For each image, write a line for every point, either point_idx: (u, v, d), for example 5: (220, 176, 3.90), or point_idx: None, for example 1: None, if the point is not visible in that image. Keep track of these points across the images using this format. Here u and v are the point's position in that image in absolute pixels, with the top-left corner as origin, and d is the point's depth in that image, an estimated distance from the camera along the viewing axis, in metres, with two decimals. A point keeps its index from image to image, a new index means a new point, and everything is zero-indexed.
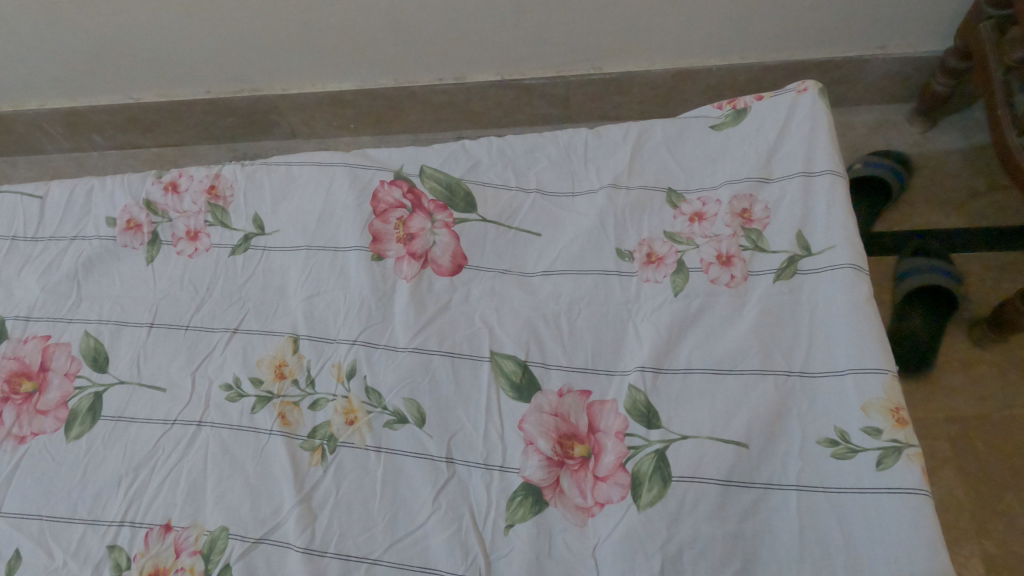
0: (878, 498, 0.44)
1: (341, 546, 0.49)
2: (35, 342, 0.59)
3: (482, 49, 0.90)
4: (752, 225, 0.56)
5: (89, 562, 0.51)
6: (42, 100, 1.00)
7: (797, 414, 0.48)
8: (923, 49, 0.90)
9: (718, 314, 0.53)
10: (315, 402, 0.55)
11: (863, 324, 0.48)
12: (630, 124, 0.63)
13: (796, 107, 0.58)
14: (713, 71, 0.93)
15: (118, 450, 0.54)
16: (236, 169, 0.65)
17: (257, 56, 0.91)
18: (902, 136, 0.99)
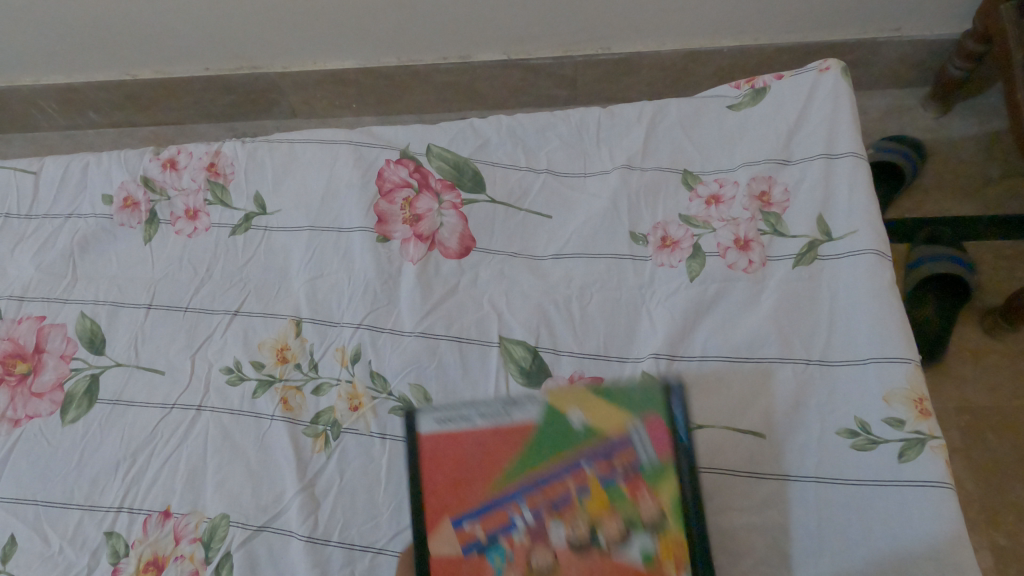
0: (899, 491, 0.43)
1: (344, 535, 0.48)
2: (30, 322, 0.57)
3: (487, 27, 0.88)
4: (771, 209, 0.54)
5: (86, 548, 0.49)
6: (35, 75, 0.97)
7: (816, 404, 0.47)
8: (940, 32, 0.88)
9: (735, 300, 0.51)
10: (318, 387, 0.53)
11: (886, 312, 0.47)
12: (644, 103, 0.61)
13: (818, 86, 0.56)
14: (725, 52, 0.90)
15: (116, 434, 0.53)
16: (236, 146, 0.63)
17: (255, 31, 0.88)
18: (916, 121, 0.97)
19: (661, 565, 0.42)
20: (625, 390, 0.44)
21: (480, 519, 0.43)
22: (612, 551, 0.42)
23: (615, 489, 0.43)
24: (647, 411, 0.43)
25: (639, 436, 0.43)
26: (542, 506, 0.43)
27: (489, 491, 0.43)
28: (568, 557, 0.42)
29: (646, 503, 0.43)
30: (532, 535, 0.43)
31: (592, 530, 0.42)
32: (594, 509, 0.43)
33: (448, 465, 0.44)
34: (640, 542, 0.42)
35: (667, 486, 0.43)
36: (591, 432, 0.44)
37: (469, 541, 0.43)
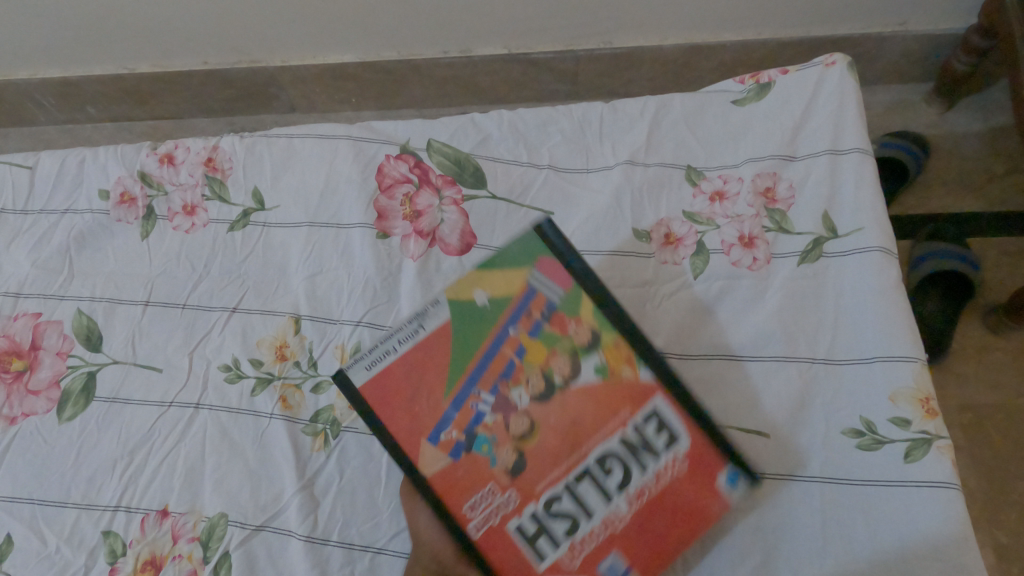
0: (905, 491, 0.42)
1: (344, 535, 0.47)
2: (26, 319, 0.57)
3: (488, 21, 0.87)
4: (776, 206, 0.53)
5: (83, 548, 0.49)
6: (32, 69, 0.97)
7: (821, 404, 0.46)
8: (945, 27, 0.87)
9: (739, 298, 0.51)
10: (317, 385, 0.52)
11: (892, 310, 0.46)
12: (647, 98, 0.60)
13: (824, 81, 0.55)
14: (728, 47, 0.90)
15: (113, 432, 0.52)
16: (234, 140, 0.62)
17: (253, 25, 0.87)
18: (920, 116, 0.96)
19: (621, 370, 0.39)
20: (505, 251, 0.41)
21: (451, 425, 0.40)
22: (576, 386, 0.40)
23: (546, 331, 0.40)
24: (534, 257, 0.41)
25: (538, 281, 0.41)
26: (497, 382, 0.40)
27: (443, 400, 0.41)
28: (543, 415, 0.40)
29: (577, 330, 0.40)
30: (502, 411, 0.40)
31: (547, 377, 0.40)
32: (538, 360, 0.40)
33: (393, 402, 0.41)
34: (593, 361, 0.40)
35: (586, 305, 0.40)
36: (499, 302, 0.41)
37: (453, 448, 0.40)
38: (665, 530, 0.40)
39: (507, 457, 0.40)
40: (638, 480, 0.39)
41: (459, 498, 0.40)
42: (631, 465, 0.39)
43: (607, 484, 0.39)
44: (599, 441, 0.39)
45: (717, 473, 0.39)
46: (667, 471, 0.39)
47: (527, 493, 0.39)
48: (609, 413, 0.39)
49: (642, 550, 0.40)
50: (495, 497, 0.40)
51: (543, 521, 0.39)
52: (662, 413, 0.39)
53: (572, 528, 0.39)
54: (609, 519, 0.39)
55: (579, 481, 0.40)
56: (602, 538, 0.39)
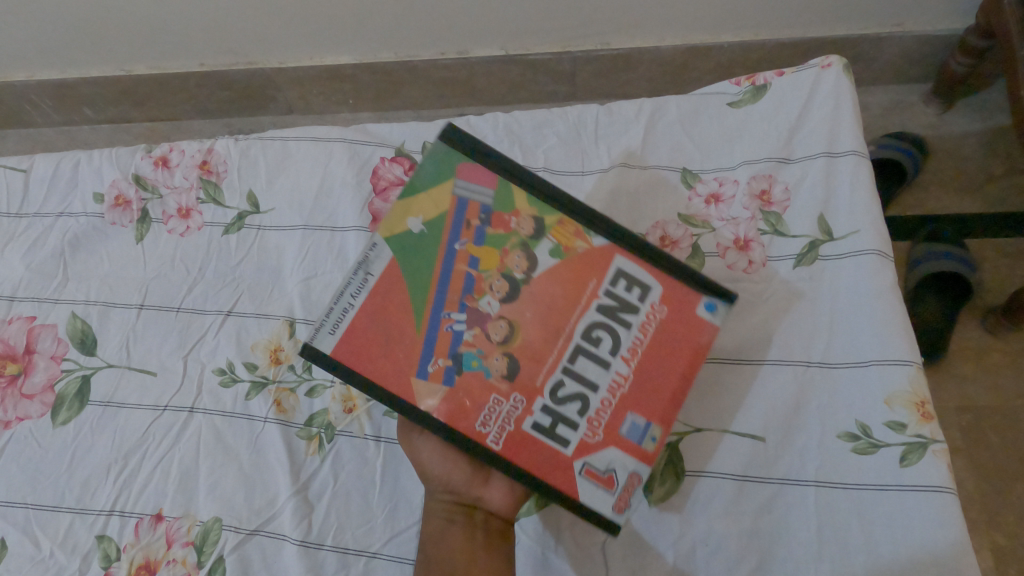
0: (900, 496, 0.42)
1: (338, 539, 0.47)
2: (20, 322, 0.57)
3: (485, 23, 0.87)
4: (771, 208, 0.53)
5: (77, 552, 0.49)
6: (29, 71, 0.96)
7: (816, 408, 0.46)
8: (943, 27, 0.87)
9: (734, 302, 0.51)
10: (311, 389, 0.52)
11: (888, 314, 0.46)
12: (643, 100, 0.60)
13: (820, 83, 0.55)
14: (726, 48, 0.89)
15: (107, 436, 0.52)
16: (229, 143, 0.62)
17: (251, 27, 0.87)
18: (918, 117, 0.96)
19: (573, 244, 0.40)
20: (420, 173, 0.41)
21: (433, 354, 0.40)
22: (541, 275, 0.40)
23: (490, 235, 0.41)
24: (451, 168, 0.41)
25: (466, 190, 0.41)
26: (462, 298, 0.40)
27: (417, 335, 0.40)
28: (517, 313, 0.40)
29: (520, 223, 0.41)
30: (478, 323, 0.40)
31: (508, 277, 0.40)
32: (493, 264, 0.40)
33: (370, 354, 0.40)
34: (546, 246, 0.41)
35: (518, 198, 0.41)
36: (435, 224, 0.40)
37: (445, 375, 0.40)
38: (672, 375, 0.40)
39: (499, 364, 0.40)
40: (626, 338, 0.40)
41: (468, 419, 0.40)
42: (615, 328, 0.40)
43: (600, 353, 0.40)
44: (578, 319, 0.40)
45: (697, 306, 0.40)
46: (650, 322, 0.40)
47: (530, 391, 0.40)
48: (578, 288, 0.40)
49: (658, 404, 0.40)
50: (501, 404, 0.40)
51: (554, 410, 0.40)
52: (626, 270, 0.41)
53: (584, 406, 0.40)
54: (613, 385, 0.40)
55: (574, 360, 0.40)
56: (614, 403, 0.40)
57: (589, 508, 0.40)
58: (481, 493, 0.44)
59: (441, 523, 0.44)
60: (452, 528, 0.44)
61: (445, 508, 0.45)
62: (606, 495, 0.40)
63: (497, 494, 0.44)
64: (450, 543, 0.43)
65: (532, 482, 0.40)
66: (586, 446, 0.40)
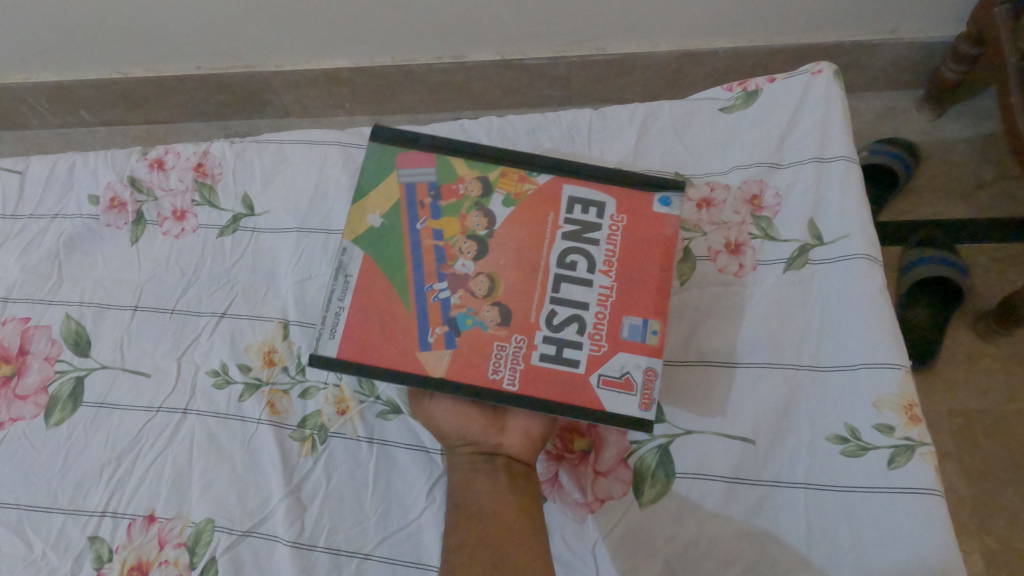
0: (889, 498, 0.43)
1: (331, 540, 0.47)
2: (14, 323, 0.57)
3: (481, 28, 0.87)
4: (762, 213, 0.54)
5: (69, 553, 0.49)
6: (25, 73, 0.96)
7: (806, 411, 0.47)
8: (935, 35, 0.87)
9: (726, 305, 0.51)
10: (305, 391, 0.52)
11: (876, 317, 0.46)
12: (636, 105, 0.60)
13: (810, 90, 0.56)
14: (720, 54, 0.90)
15: (101, 437, 0.52)
16: (224, 146, 0.62)
17: (248, 31, 0.87)
18: (910, 123, 0.96)
19: (520, 188, 0.45)
20: (366, 176, 0.45)
21: (430, 325, 0.42)
22: (505, 222, 0.44)
23: (445, 206, 0.45)
24: (390, 163, 0.45)
25: (411, 175, 0.45)
26: (439, 267, 0.43)
27: (409, 314, 0.42)
28: (492, 263, 0.43)
29: (467, 187, 0.45)
30: (461, 284, 0.43)
31: (473, 236, 0.44)
32: (456, 228, 0.44)
33: (371, 344, 0.42)
34: (497, 199, 0.45)
35: (458, 169, 0.46)
36: (394, 213, 0.44)
37: (446, 341, 0.41)
38: (653, 272, 0.43)
39: (492, 314, 0.42)
40: (598, 254, 0.43)
41: (479, 372, 0.41)
42: (585, 248, 0.43)
43: (579, 275, 0.43)
44: (549, 252, 0.43)
45: (650, 205, 0.44)
46: (615, 231, 0.44)
47: (528, 328, 0.42)
48: (539, 223, 0.44)
49: (646, 301, 0.42)
50: (505, 348, 0.41)
51: (555, 338, 0.42)
52: (576, 195, 0.45)
53: (582, 324, 0.42)
54: (601, 298, 0.42)
55: (558, 288, 0.43)
56: (608, 312, 0.42)
57: (620, 414, 0.40)
58: (497, 441, 0.46)
59: (466, 474, 0.46)
60: (477, 477, 0.46)
61: (468, 459, 0.46)
62: (630, 397, 0.40)
63: (514, 439, 0.46)
64: (478, 491, 0.45)
65: (555, 408, 0.40)
66: (595, 358, 0.41)
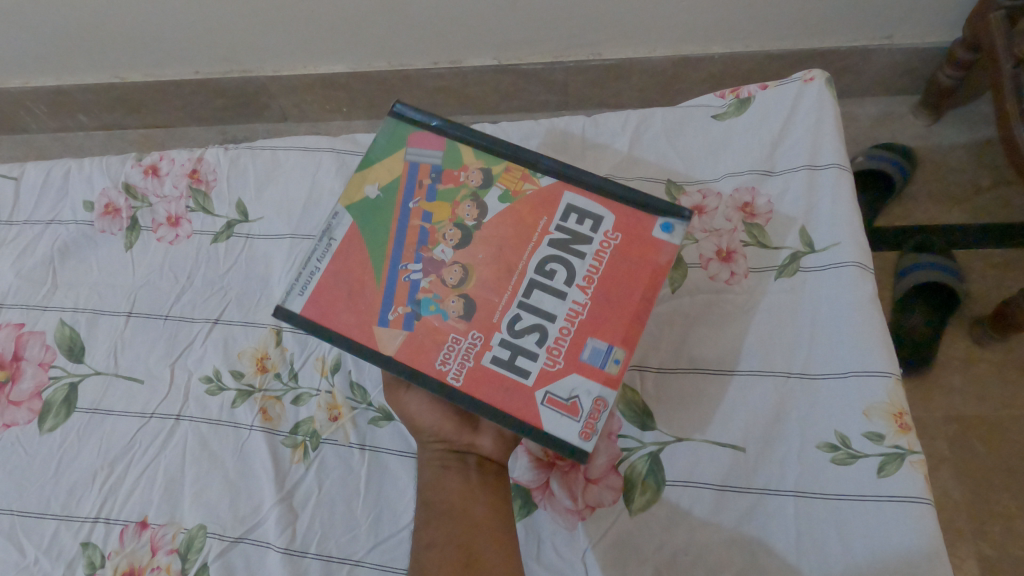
0: (878, 506, 0.43)
1: (322, 547, 0.48)
2: (9, 329, 0.57)
3: (477, 33, 0.87)
4: (754, 220, 0.54)
5: (62, 560, 0.49)
6: (23, 78, 0.97)
7: (796, 418, 0.47)
8: (931, 40, 0.87)
9: (717, 313, 0.51)
10: (298, 397, 0.53)
11: (867, 326, 0.47)
12: (629, 112, 0.60)
13: (802, 97, 0.56)
14: (716, 59, 0.90)
15: (93, 443, 0.52)
16: (219, 152, 0.62)
17: (245, 36, 0.87)
18: (907, 128, 0.96)
19: (519, 187, 0.43)
20: (374, 147, 0.45)
21: (394, 303, 0.42)
22: (492, 218, 0.43)
23: (441, 190, 0.44)
24: (400, 139, 0.45)
25: (415, 154, 0.45)
26: (418, 250, 0.43)
27: (378, 288, 0.42)
28: (470, 256, 0.42)
29: (467, 175, 0.44)
30: (434, 269, 0.42)
31: (460, 226, 0.43)
32: (445, 214, 0.43)
33: (338, 309, 0.42)
34: (494, 193, 0.43)
35: (463, 155, 0.45)
36: (389, 188, 0.44)
37: (404, 322, 0.41)
38: (631, 297, 0.40)
39: (456, 305, 0.41)
40: (580, 267, 0.41)
41: (427, 359, 0.40)
42: (568, 259, 0.42)
43: (555, 285, 0.41)
44: (530, 255, 0.42)
45: (650, 229, 0.42)
46: (604, 248, 0.42)
47: (487, 327, 0.41)
48: (528, 225, 0.42)
49: (616, 327, 0.40)
50: (460, 342, 0.41)
51: (512, 344, 0.40)
52: (575, 204, 0.43)
53: (543, 336, 0.40)
54: (570, 314, 0.41)
55: (529, 294, 0.41)
56: (573, 331, 0.40)
57: (555, 436, 0.38)
58: (471, 440, 0.46)
59: (437, 470, 0.46)
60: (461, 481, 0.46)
61: (439, 455, 0.47)
62: (571, 422, 0.38)
63: (488, 441, 0.46)
64: (447, 487, 0.45)
65: (492, 415, 0.39)
66: (547, 374, 0.40)
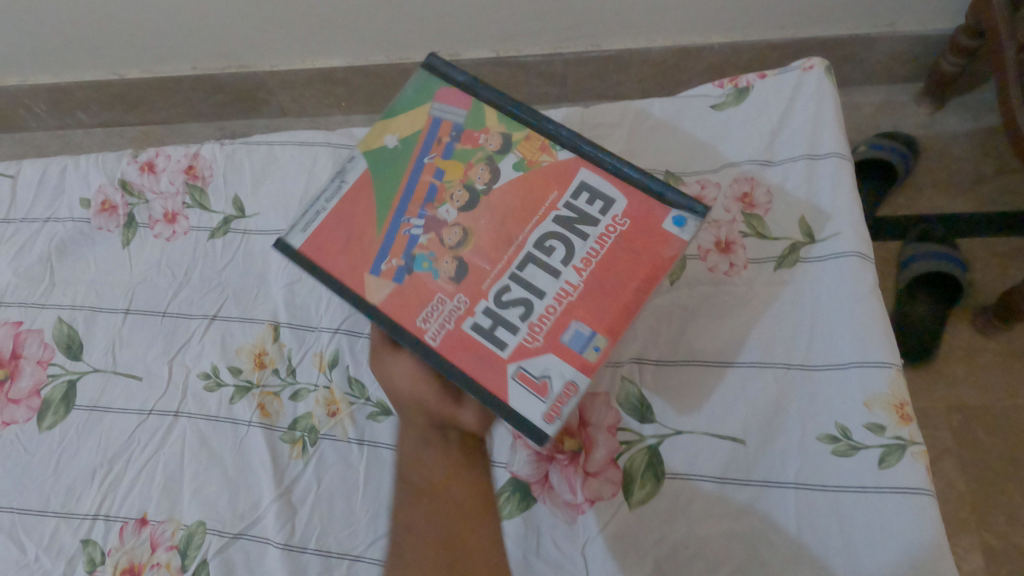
0: (878, 498, 0.42)
1: (321, 543, 0.47)
2: (7, 327, 0.57)
3: (474, 24, 0.87)
4: (753, 210, 0.53)
5: (62, 557, 0.49)
6: (22, 76, 0.96)
7: (797, 409, 0.46)
8: (934, 27, 0.86)
9: (716, 305, 0.51)
10: (296, 393, 0.53)
11: (868, 316, 0.46)
12: (627, 103, 0.60)
13: (802, 85, 0.55)
14: (716, 48, 0.89)
15: (93, 440, 0.52)
16: (214, 148, 0.62)
17: (242, 31, 0.87)
18: (910, 117, 0.95)
19: (536, 157, 0.42)
20: (402, 99, 0.45)
21: (388, 254, 0.41)
22: (500, 185, 0.42)
23: (459, 149, 0.44)
24: (430, 94, 0.45)
25: (441, 112, 0.45)
26: (424, 206, 0.42)
27: (376, 236, 0.42)
28: (473, 219, 0.41)
29: (488, 138, 0.44)
30: (435, 227, 0.41)
31: (470, 187, 0.42)
32: (457, 174, 0.43)
33: (335, 252, 0.42)
34: (510, 160, 0.43)
35: (488, 118, 0.44)
36: (408, 141, 0.44)
37: (395, 273, 0.41)
38: (627, 290, 0.38)
39: (449, 266, 0.40)
40: (582, 247, 0.40)
41: (409, 315, 0.40)
42: (571, 238, 0.40)
43: (552, 262, 0.39)
44: (531, 229, 0.41)
45: (662, 219, 0.39)
46: (609, 233, 0.40)
47: (475, 293, 0.40)
48: (536, 197, 0.41)
49: (604, 309, 0.38)
50: (445, 304, 0.40)
51: (495, 314, 0.39)
52: (588, 183, 0.41)
53: (527, 311, 0.39)
54: (560, 293, 0.39)
55: (523, 268, 0.40)
56: (560, 311, 0.38)
57: (519, 413, 0.37)
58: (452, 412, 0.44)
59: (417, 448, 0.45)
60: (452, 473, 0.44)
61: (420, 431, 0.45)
62: (538, 401, 0.37)
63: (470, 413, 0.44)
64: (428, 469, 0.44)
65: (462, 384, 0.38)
66: (524, 350, 0.38)
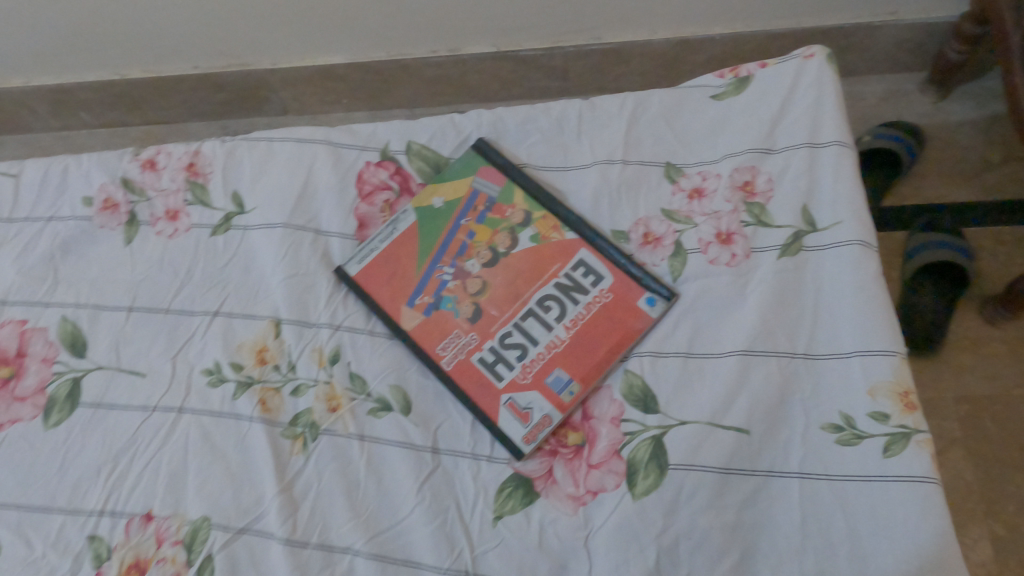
0: (883, 487, 0.43)
1: (323, 537, 0.48)
2: (11, 326, 0.57)
3: (474, 18, 0.86)
4: (755, 199, 0.53)
5: (69, 552, 0.49)
6: (25, 77, 0.97)
7: (800, 398, 0.46)
8: (937, 15, 0.86)
9: (718, 295, 0.51)
10: (296, 388, 0.53)
11: (869, 306, 0.47)
12: (626, 95, 0.60)
13: (802, 75, 0.55)
14: (718, 39, 0.89)
15: (98, 437, 0.53)
16: (215, 145, 0.63)
17: (242, 29, 0.87)
18: (915, 106, 0.95)
19: (548, 233, 0.56)
20: (453, 170, 0.60)
21: (423, 292, 0.56)
22: (515, 251, 0.56)
23: (489, 217, 0.58)
24: (474, 169, 0.60)
25: (480, 184, 0.59)
26: (455, 258, 0.57)
27: (415, 275, 0.56)
28: (491, 275, 0.56)
29: (513, 213, 0.58)
30: (461, 277, 0.56)
31: (493, 249, 0.57)
32: (485, 237, 0.57)
33: (382, 287, 0.56)
34: (528, 233, 0.57)
35: (516, 196, 0.58)
36: (451, 203, 0.59)
37: (425, 308, 0.55)
38: (600, 348, 0.51)
39: (468, 309, 0.55)
40: (571, 311, 0.53)
41: (432, 342, 0.54)
42: (565, 301, 0.53)
43: (547, 317, 0.53)
44: (536, 288, 0.54)
45: (636, 299, 0.52)
46: (596, 302, 0.53)
47: (485, 333, 0.54)
48: (544, 266, 0.55)
49: (581, 366, 0.51)
50: (461, 338, 0.54)
51: (499, 351, 0.53)
52: (585, 260, 0.55)
53: (523, 353, 0.53)
54: (550, 344, 0.52)
55: (525, 319, 0.54)
56: (548, 357, 0.52)
57: (505, 433, 0.50)
58: None
59: None
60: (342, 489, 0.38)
61: None
62: (520, 426, 0.50)
63: None
64: None
65: (465, 399, 0.51)
66: (516, 384, 0.52)
